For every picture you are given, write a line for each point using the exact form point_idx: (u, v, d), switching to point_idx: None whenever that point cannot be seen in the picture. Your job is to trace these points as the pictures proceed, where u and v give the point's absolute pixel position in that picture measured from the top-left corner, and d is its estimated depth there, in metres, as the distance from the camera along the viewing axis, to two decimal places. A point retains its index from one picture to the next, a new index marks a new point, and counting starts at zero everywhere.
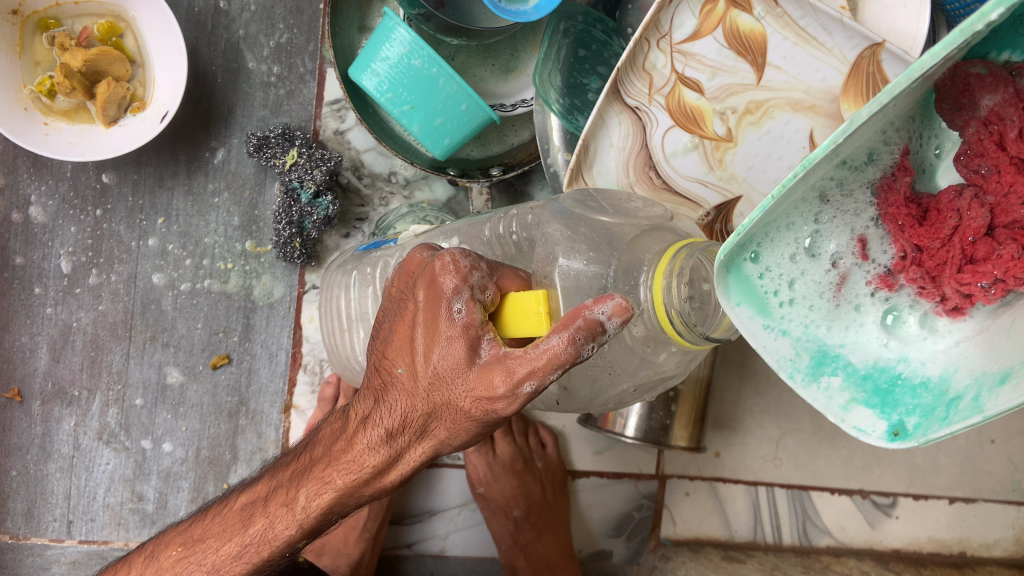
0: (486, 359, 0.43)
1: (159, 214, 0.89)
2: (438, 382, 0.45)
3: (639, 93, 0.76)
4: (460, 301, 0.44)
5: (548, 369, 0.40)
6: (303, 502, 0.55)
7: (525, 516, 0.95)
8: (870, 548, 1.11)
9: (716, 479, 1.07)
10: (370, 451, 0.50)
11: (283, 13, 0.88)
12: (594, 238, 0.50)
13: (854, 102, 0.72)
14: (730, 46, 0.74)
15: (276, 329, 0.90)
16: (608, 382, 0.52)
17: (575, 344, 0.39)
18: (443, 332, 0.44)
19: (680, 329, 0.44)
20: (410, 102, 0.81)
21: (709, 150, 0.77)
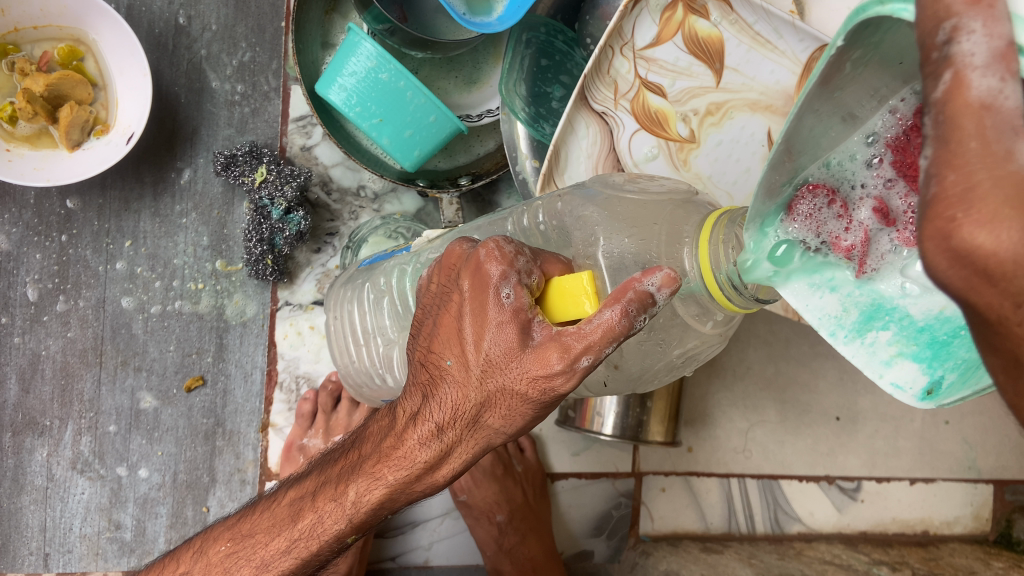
0: (539, 338, 0.44)
1: (125, 237, 0.87)
2: (493, 369, 0.46)
3: (605, 98, 0.79)
4: (507, 286, 0.45)
5: (606, 342, 0.42)
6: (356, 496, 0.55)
7: (508, 521, 0.97)
8: (839, 531, 1.15)
9: (690, 474, 1.09)
10: (421, 446, 0.51)
11: (244, 32, 0.89)
12: (627, 215, 0.53)
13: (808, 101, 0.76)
14: (690, 52, 0.77)
15: (249, 348, 0.90)
16: (657, 355, 0.55)
17: (627, 316, 0.41)
18: (491, 317, 0.45)
19: (731, 293, 0.46)
20: (379, 115, 0.82)
21: (674, 151, 0.79)
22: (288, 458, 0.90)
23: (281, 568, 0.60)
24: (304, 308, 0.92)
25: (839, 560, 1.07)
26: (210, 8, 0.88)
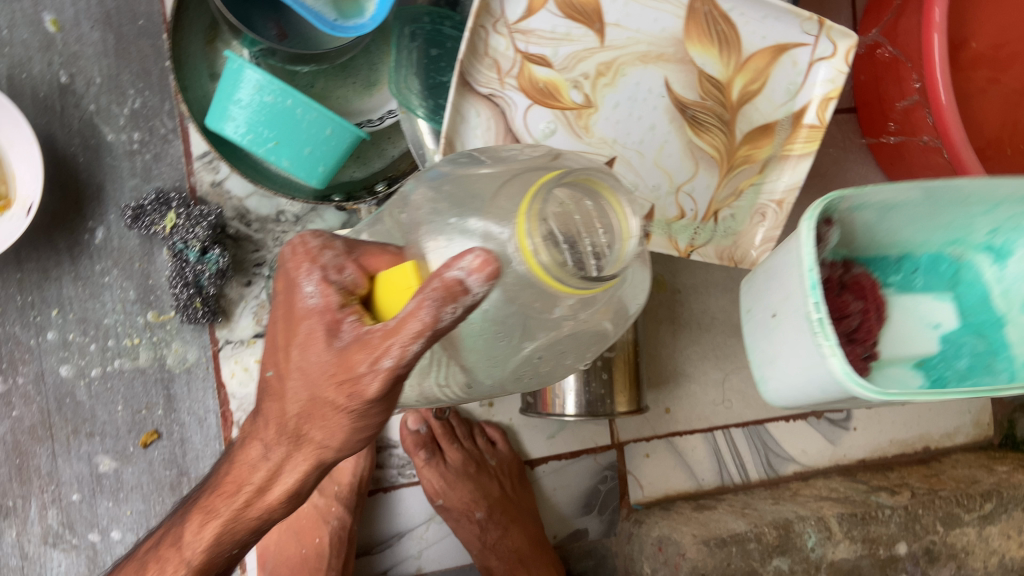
0: (347, 339, 0.47)
1: (51, 306, 0.86)
2: (302, 373, 0.50)
3: (489, 79, 0.75)
4: (312, 284, 0.49)
5: (409, 337, 0.43)
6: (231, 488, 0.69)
7: (488, 516, 0.97)
8: (836, 464, 1.14)
9: (672, 434, 1.08)
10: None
11: (130, 79, 0.87)
12: (456, 196, 0.50)
13: (699, 44, 0.76)
14: (566, 15, 0.74)
15: (199, 393, 0.90)
16: (505, 351, 0.52)
17: (431, 307, 0.41)
18: (305, 315, 0.49)
19: (558, 273, 0.40)
20: (273, 138, 0.81)
21: (572, 120, 0.77)
22: None
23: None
24: (246, 343, 0.91)
25: (835, 493, 1.06)
26: (91, 61, 0.86)
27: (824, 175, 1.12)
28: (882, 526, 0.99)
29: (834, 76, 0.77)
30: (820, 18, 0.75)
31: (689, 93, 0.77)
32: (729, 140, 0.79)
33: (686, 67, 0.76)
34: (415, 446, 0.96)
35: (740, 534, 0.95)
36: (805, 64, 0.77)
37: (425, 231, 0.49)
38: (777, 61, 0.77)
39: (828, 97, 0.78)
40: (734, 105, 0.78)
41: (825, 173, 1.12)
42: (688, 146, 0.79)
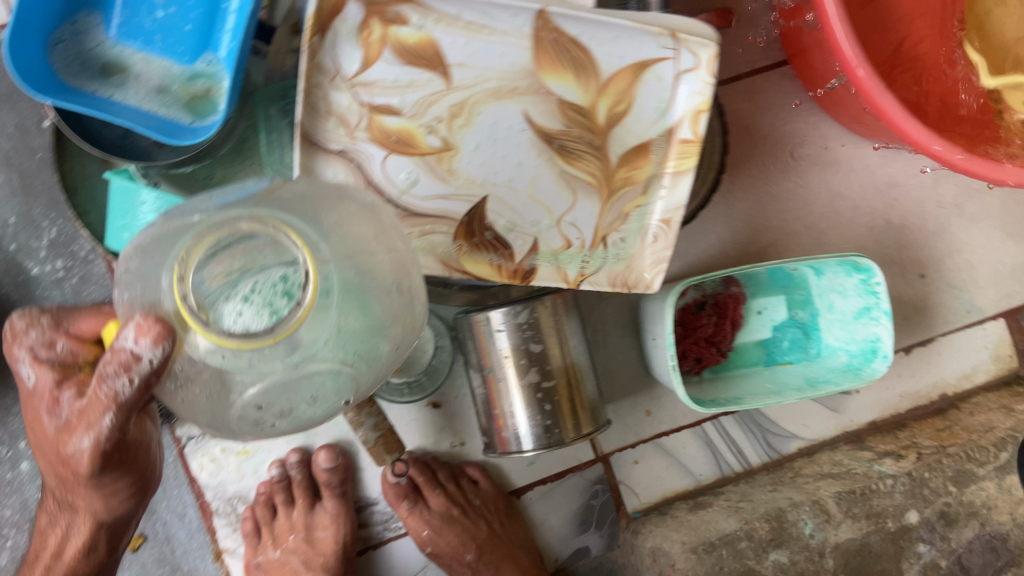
0: (59, 415, 0.58)
1: (19, 438, 0.91)
2: (38, 435, 0.63)
3: (338, 136, 0.72)
4: (28, 367, 0.61)
5: (98, 415, 0.52)
6: (69, 550, 0.75)
7: (479, 556, 0.99)
8: (844, 432, 1.08)
9: (658, 436, 1.05)
10: (49, 539, 0.77)
11: (42, 211, 0.91)
12: (160, 243, 0.48)
13: (552, 71, 0.73)
14: (405, 63, 0.71)
15: (174, 491, 0.93)
16: (215, 404, 0.48)
17: (104, 386, 0.49)
18: (30, 394, 0.61)
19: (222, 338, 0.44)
20: None
21: (433, 164, 0.75)
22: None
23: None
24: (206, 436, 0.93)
25: (837, 468, 1.00)
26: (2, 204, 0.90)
27: (768, 135, 1.05)
28: (886, 498, 0.95)
29: (700, 87, 0.74)
30: (672, 30, 0.72)
31: (552, 122, 0.75)
32: (605, 165, 0.77)
33: (543, 97, 0.74)
34: (396, 497, 0.97)
35: (729, 533, 0.92)
36: (670, 77, 0.74)
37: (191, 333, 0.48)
38: (639, 78, 0.74)
39: (699, 110, 0.74)
40: (603, 129, 0.76)
41: (769, 133, 1.05)
42: (560, 176, 0.77)
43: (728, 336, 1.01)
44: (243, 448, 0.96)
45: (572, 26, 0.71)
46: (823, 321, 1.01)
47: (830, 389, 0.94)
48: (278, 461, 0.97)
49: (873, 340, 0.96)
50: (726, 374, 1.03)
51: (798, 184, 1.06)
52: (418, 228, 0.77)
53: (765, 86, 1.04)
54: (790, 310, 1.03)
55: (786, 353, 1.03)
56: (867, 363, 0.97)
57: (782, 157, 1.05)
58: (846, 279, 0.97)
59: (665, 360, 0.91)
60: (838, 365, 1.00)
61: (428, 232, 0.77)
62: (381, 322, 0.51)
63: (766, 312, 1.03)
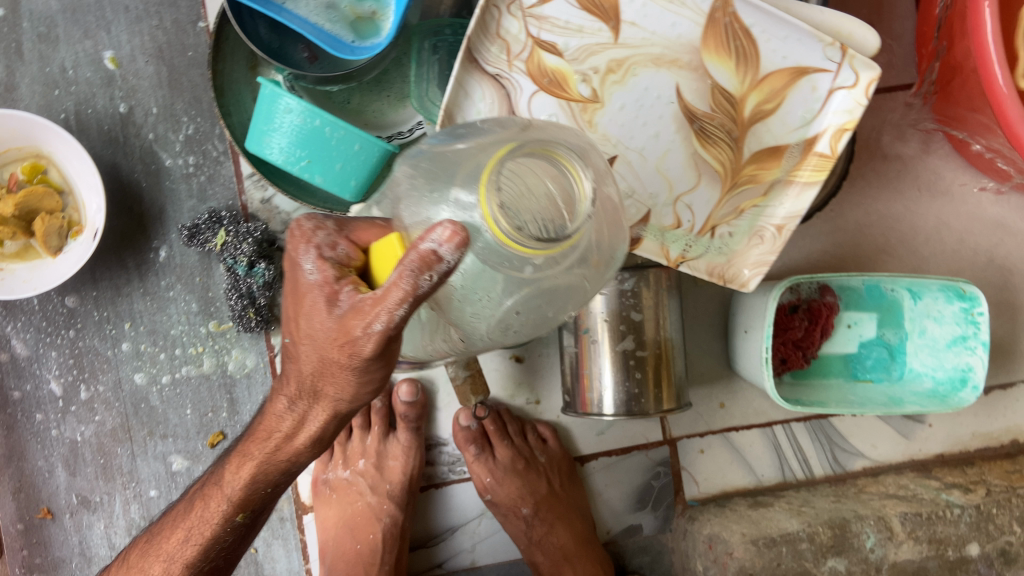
0: (344, 306, 0.48)
1: (125, 319, 0.95)
2: (312, 340, 0.51)
3: (498, 60, 0.74)
4: (310, 261, 0.50)
5: (393, 303, 0.44)
6: (306, 435, 0.58)
7: (535, 513, 0.99)
8: (910, 460, 1.08)
9: (728, 430, 1.05)
10: (280, 417, 0.58)
11: (184, 107, 0.94)
12: (432, 170, 0.47)
13: (715, 53, 0.74)
14: (583, 7, 0.73)
15: (258, 396, 0.96)
16: (483, 311, 0.46)
17: (410, 276, 0.42)
18: (307, 289, 0.50)
19: (516, 237, 0.40)
20: (306, 158, 0.85)
21: (576, 112, 0.76)
22: (318, 490, 0.97)
23: (183, 557, 0.68)
24: None
25: (903, 491, 1.01)
26: (147, 93, 0.93)
27: (886, 153, 1.05)
28: (950, 526, 0.94)
29: (851, 107, 0.74)
30: (843, 44, 0.72)
31: (700, 102, 0.76)
32: (736, 157, 0.78)
33: (698, 75, 0.75)
34: (465, 442, 0.98)
35: (791, 533, 0.93)
36: (825, 90, 0.75)
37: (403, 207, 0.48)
38: (795, 83, 0.75)
39: (843, 128, 0.75)
40: (745, 121, 0.77)
41: (889, 151, 1.04)
42: (691, 157, 0.78)
43: (815, 343, 1.01)
44: None
45: (749, 16, 0.73)
46: (910, 345, 1.01)
47: (918, 409, 0.95)
48: None
49: (963, 369, 0.98)
50: (808, 382, 1.02)
51: (908, 207, 1.05)
52: None
53: (891, 104, 1.04)
54: (880, 328, 1.02)
55: (868, 372, 1.02)
56: (954, 391, 0.98)
57: (898, 178, 1.05)
58: (945, 307, 0.98)
59: (757, 353, 0.92)
60: (922, 390, 1.00)
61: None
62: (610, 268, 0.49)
63: (856, 327, 1.02)
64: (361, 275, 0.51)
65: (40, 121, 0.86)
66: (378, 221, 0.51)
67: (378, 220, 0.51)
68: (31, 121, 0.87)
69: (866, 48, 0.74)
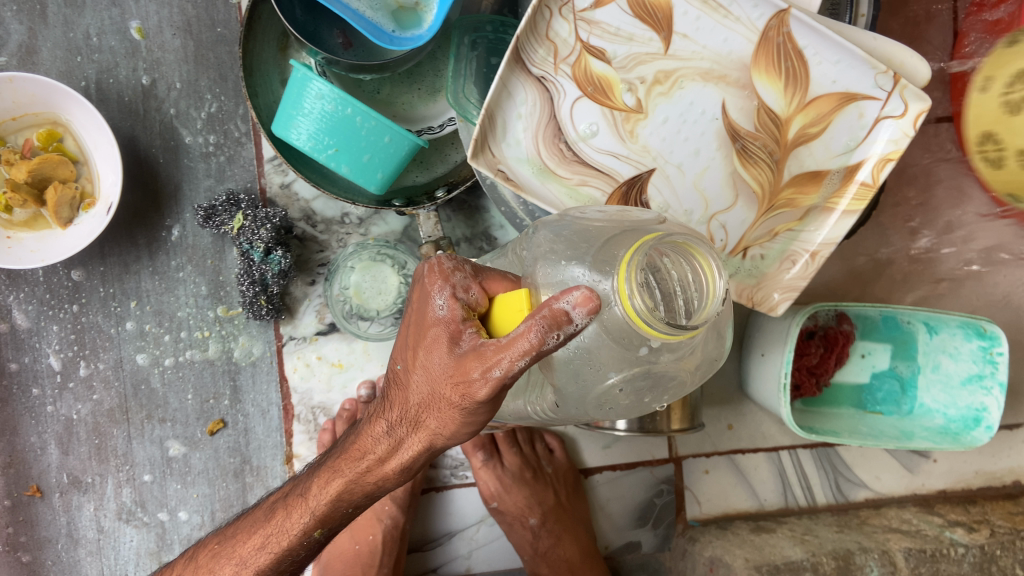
0: (465, 347, 0.54)
1: (131, 298, 0.92)
2: (426, 371, 0.57)
3: (544, 62, 0.73)
4: (443, 298, 0.55)
5: (517, 354, 0.49)
6: (398, 462, 0.60)
7: (542, 524, 0.98)
8: (913, 494, 1.07)
9: (734, 452, 1.04)
10: (376, 440, 0.61)
11: (208, 84, 0.91)
12: (573, 240, 0.55)
13: (765, 72, 0.72)
14: (636, 15, 0.72)
15: (262, 386, 0.94)
16: (590, 378, 0.56)
17: (539, 331, 0.48)
18: (432, 323, 0.56)
19: (647, 318, 0.46)
20: (333, 146, 0.81)
21: (619, 121, 0.75)
22: None
23: (257, 565, 0.67)
24: (308, 340, 0.94)
25: (906, 525, 1.00)
26: (171, 67, 0.90)
27: None
28: (953, 565, 0.94)
29: (898, 137, 0.72)
30: (896, 73, 0.70)
31: (744, 120, 0.74)
32: (775, 179, 0.76)
33: (745, 93, 0.73)
34: (472, 447, 0.97)
35: (795, 562, 0.92)
36: (871, 118, 0.72)
37: (543, 265, 0.55)
38: (842, 109, 0.73)
39: (887, 158, 0.72)
40: (789, 143, 0.74)
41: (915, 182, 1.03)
42: (730, 176, 0.76)
43: (829, 370, 1.00)
44: (339, 361, 0.95)
45: (803, 37, 0.71)
46: (922, 379, 1.00)
47: (930, 446, 0.94)
48: (368, 383, 0.95)
49: (977, 409, 0.96)
50: (818, 409, 1.02)
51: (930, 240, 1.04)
52: (577, 176, 0.76)
53: None
54: (893, 360, 1.01)
55: (877, 404, 1.02)
56: (966, 430, 0.97)
57: (929, 213, 1.02)
58: (963, 344, 0.96)
59: (777, 375, 0.90)
60: (933, 427, 0.99)
61: (586, 185, 0.76)
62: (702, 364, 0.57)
63: (869, 357, 1.02)
64: (482, 319, 0.56)
65: (61, 88, 0.83)
66: (509, 277, 0.57)
67: (508, 275, 0.58)
68: (51, 87, 0.84)
69: (915, 79, 0.72)
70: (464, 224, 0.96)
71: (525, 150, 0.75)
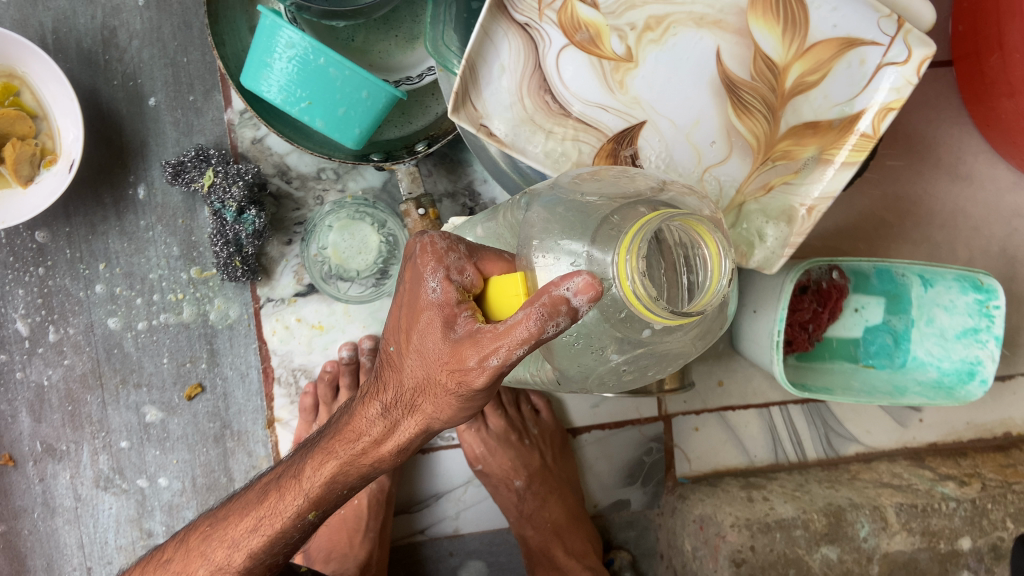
0: (461, 333, 0.51)
1: (99, 260, 0.89)
2: (420, 356, 0.54)
3: (529, 8, 0.69)
4: (436, 279, 0.52)
5: (515, 342, 0.47)
6: (394, 444, 0.58)
7: (528, 486, 0.97)
8: (904, 447, 1.05)
9: (724, 409, 1.02)
10: (371, 423, 0.58)
11: (171, 32, 0.86)
12: (567, 218, 0.51)
13: (762, 17, 0.68)
14: None
15: (240, 349, 0.90)
16: (594, 360, 0.54)
17: (538, 320, 0.45)
18: (425, 307, 0.53)
19: (648, 304, 0.43)
20: (306, 98, 0.76)
21: (608, 71, 0.70)
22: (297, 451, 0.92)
23: (248, 549, 0.65)
24: (286, 301, 0.90)
25: (897, 480, 0.99)
26: (133, 14, 0.85)
27: (909, 133, 0.99)
28: (944, 519, 0.94)
29: (900, 85, 0.67)
30: (900, 17, 0.65)
31: (741, 68, 0.69)
32: (771, 130, 0.71)
33: (742, 40, 0.69)
34: None
35: (786, 519, 0.91)
36: (874, 65, 0.68)
37: (538, 244, 0.51)
38: (843, 55, 0.68)
39: (889, 107, 0.68)
40: (785, 93, 0.70)
41: (913, 130, 0.98)
42: (726, 127, 0.71)
43: (821, 326, 0.97)
44: (318, 323, 0.92)
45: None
46: (916, 333, 0.97)
47: (924, 402, 0.92)
48: (350, 344, 0.92)
49: (971, 362, 0.93)
50: (811, 363, 0.99)
51: (926, 188, 1.00)
52: (564, 130, 0.72)
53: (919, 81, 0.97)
54: (886, 314, 0.98)
55: (870, 357, 0.99)
56: (960, 384, 0.94)
57: (922, 160, 0.99)
58: (958, 297, 0.93)
59: (768, 333, 0.87)
60: (926, 381, 0.96)
61: (573, 140, 0.72)
62: (717, 328, 0.57)
63: (861, 311, 0.99)
64: (478, 300, 0.54)
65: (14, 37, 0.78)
66: (506, 256, 0.54)
67: (505, 254, 0.55)
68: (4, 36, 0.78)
69: (920, 24, 0.67)
70: (447, 177, 0.93)
71: (507, 102, 0.71)
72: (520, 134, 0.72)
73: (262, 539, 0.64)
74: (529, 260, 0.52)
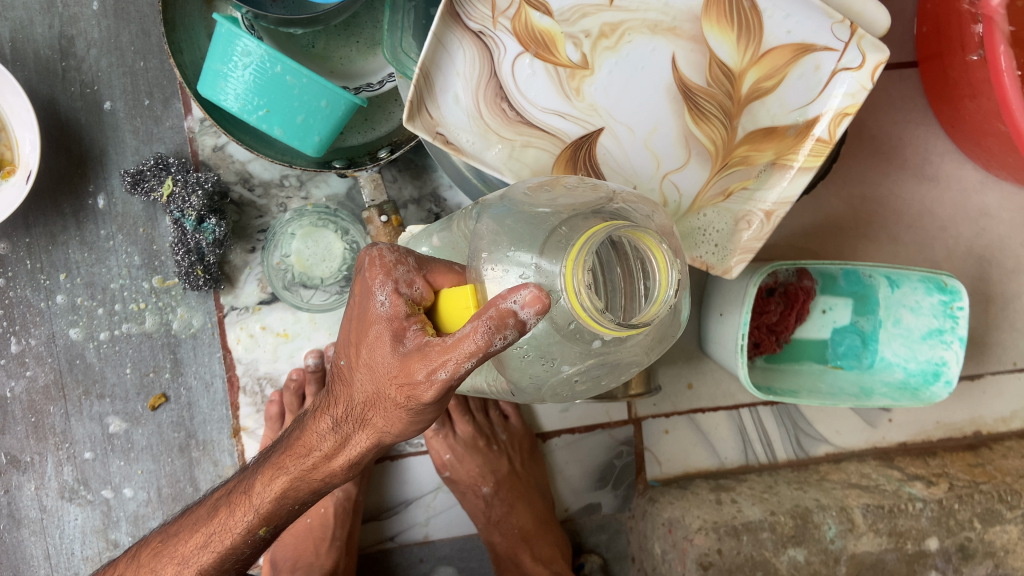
0: (410, 346, 0.50)
1: (60, 270, 0.88)
2: (370, 370, 0.53)
3: (482, 16, 0.68)
4: (385, 293, 0.52)
5: (463, 355, 0.46)
6: (346, 458, 0.57)
7: (495, 492, 0.97)
8: (873, 447, 1.05)
9: (694, 411, 1.02)
10: (322, 437, 0.58)
11: (130, 40, 0.85)
12: (516, 230, 0.50)
13: (716, 23, 0.68)
14: None
15: (204, 358, 0.90)
16: (543, 373, 0.53)
17: (485, 332, 0.45)
18: (375, 320, 0.53)
19: (596, 315, 0.43)
20: (264, 106, 0.76)
21: (564, 78, 0.70)
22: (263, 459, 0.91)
23: (199, 563, 0.64)
24: (250, 310, 0.90)
25: (866, 480, 0.99)
26: (90, 22, 0.85)
27: (875, 134, 0.99)
28: (911, 519, 0.94)
29: (855, 90, 0.68)
30: (853, 23, 0.66)
31: (697, 74, 0.69)
32: (728, 136, 0.70)
33: (697, 47, 0.69)
34: None
35: (753, 522, 0.92)
36: (828, 71, 0.68)
37: (488, 255, 0.50)
38: (797, 61, 0.68)
39: (845, 112, 0.68)
40: (741, 99, 0.70)
41: (879, 131, 0.98)
42: (683, 134, 0.71)
43: (789, 327, 0.97)
44: (283, 331, 0.91)
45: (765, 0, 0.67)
46: (884, 333, 0.97)
47: (888, 404, 0.91)
48: (316, 352, 0.92)
49: (936, 363, 0.94)
50: (779, 365, 0.99)
51: (893, 189, 1.00)
52: (521, 137, 0.71)
53: (884, 82, 0.97)
54: (853, 315, 0.98)
55: (838, 358, 0.99)
56: (925, 385, 0.94)
57: (888, 161, 0.99)
58: (923, 298, 0.93)
59: (733, 336, 0.87)
60: (894, 382, 0.96)
61: (531, 147, 0.72)
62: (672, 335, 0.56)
63: (829, 312, 0.99)
64: (428, 312, 0.53)
65: None
66: (457, 268, 0.54)
67: (455, 266, 0.54)
68: None
69: (874, 28, 0.68)
70: (412, 183, 0.92)
71: (463, 110, 0.70)
72: (478, 142, 0.71)
73: (214, 554, 0.64)
74: (475, 273, 0.51)
